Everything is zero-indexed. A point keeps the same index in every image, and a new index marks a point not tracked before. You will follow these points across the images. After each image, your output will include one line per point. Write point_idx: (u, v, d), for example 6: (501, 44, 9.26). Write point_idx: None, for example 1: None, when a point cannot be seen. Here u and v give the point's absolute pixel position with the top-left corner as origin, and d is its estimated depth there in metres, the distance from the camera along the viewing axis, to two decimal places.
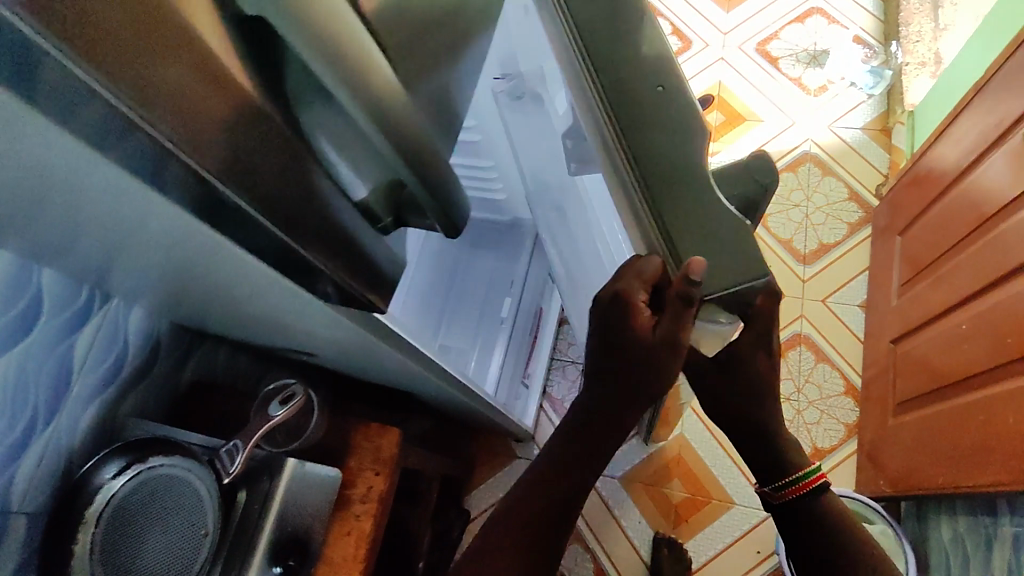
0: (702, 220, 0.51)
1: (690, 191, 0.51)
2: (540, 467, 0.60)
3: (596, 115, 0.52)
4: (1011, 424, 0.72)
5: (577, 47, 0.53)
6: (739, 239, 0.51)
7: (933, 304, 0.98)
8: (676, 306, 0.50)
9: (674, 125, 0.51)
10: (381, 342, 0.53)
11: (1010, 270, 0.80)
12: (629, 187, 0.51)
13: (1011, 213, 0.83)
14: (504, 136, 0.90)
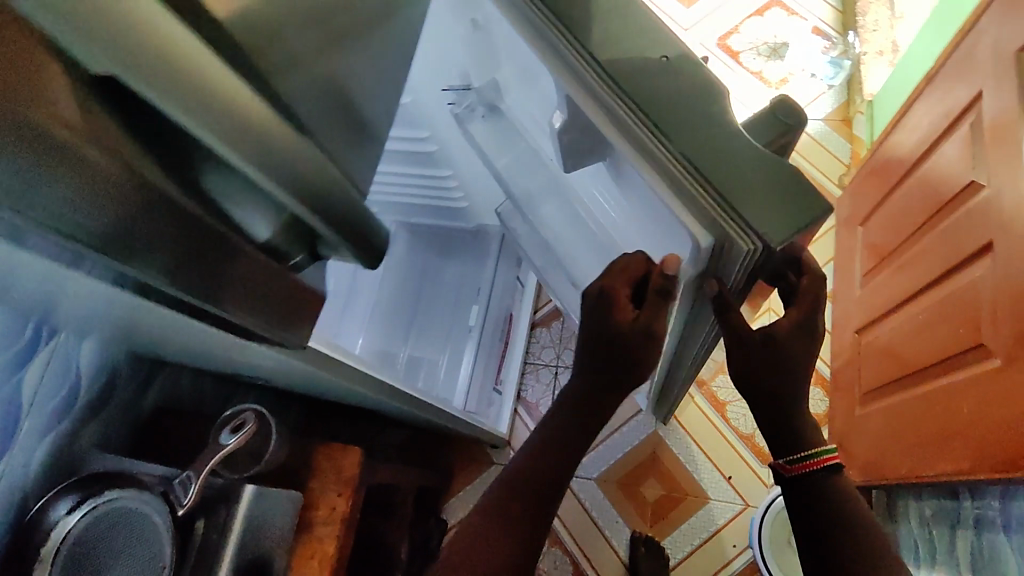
0: (754, 181, 0.48)
1: (725, 151, 0.49)
2: (519, 461, 0.64)
3: (613, 111, 0.51)
4: (965, 415, 0.71)
5: (571, 51, 0.53)
6: (791, 185, 0.47)
7: (890, 294, 0.98)
8: (654, 298, 0.55)
9: (691, 95, 0.51)
10: (324, 369, 0.52)
11: (962, 260, 0.78)
12: (666, 171, 0.48)
13: (963, 201, 0.81)
14: (459, 145, 0.89)
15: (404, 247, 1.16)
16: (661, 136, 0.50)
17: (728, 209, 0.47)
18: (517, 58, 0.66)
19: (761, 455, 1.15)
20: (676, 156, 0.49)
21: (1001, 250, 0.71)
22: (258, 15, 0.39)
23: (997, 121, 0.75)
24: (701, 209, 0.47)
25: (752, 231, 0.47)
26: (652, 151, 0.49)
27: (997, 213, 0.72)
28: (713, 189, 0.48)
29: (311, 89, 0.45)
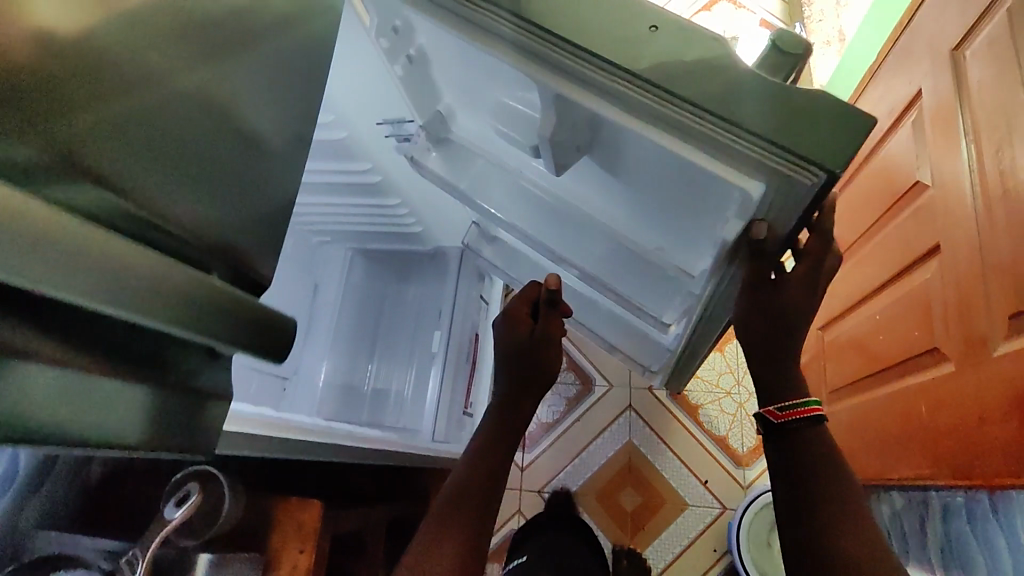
0: (790, 109, 0.45)
1: (748, 96, 0.45)
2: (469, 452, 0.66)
3: (616, 91, 0.48)
4: (925, 418, 0.71)
5: (546, 45, 0.49)
6: (823, 111, 0.44)
7: (847, 290, 0.97)
8: (546, 308, 0.71)
9: (682, 50, 0.46)
10: (255, 442, 0.50)
11: (915, 259, 0.77)
12: (696, 134, 0.47)
13: (908, 201, 0.81)
14: (403, 172, 0.86)
15: (361, 275, 1.16)
16: (675, 99, 0.46)
17: (773, 151, 0.45)
18: (465, 79, 0.65)
19: (736, 456, 1.15)
20: (701, 116, 0.46)
21: (948, 252, 0.70)
22: (118, 108, 0.37)
23: (937, 120, 0.75)
24: (745, 157, 0.46)
25: (808, 163, 0.44)
26: (673, 119, 0.47)
27: (941, 215, 0.72)
28: (750, 135, 0.45)
29: (200, 164, 0.43)
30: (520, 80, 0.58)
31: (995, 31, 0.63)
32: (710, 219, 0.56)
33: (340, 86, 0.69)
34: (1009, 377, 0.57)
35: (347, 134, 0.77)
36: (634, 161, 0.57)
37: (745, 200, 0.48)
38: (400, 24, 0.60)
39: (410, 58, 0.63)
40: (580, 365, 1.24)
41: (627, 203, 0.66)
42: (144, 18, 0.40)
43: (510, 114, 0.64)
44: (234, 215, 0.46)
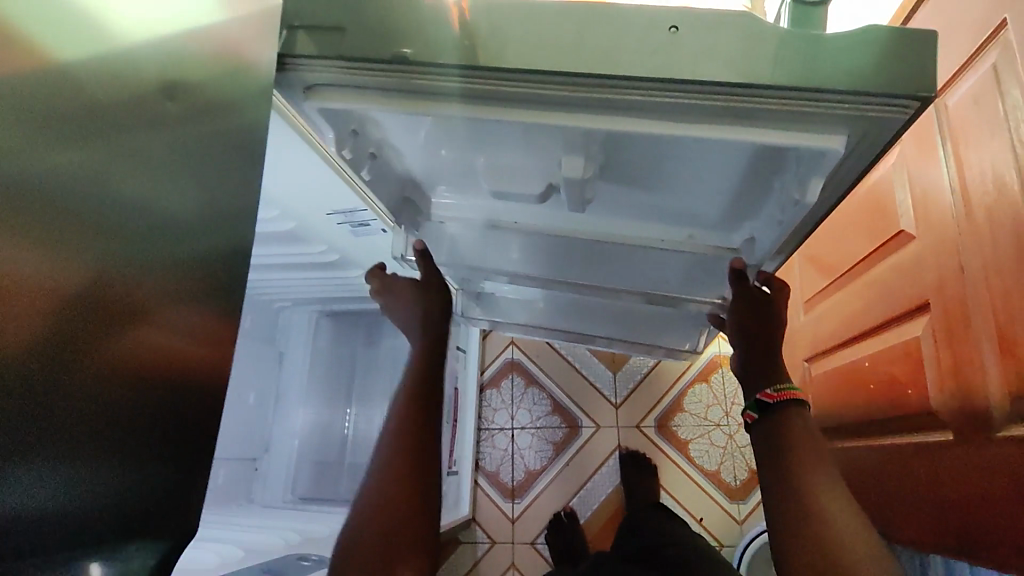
0: (844, 67, 0.45)
1: (809, 58, 0.45)
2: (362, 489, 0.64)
3: (665, 103, 0.47)
4: (928, 482, 0.68)
5: (566, 89, 0.47)
6: (877, 52, 0.45)
7: (832, 327, 0.93)
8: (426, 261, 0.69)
9: (711, 46, 0.45)
10: None
11: (907, 310, 0.73)
12: (770, 115, 0.47)
13: (894, 249, 0.77)
14: (359, 249, 0.79)
15: (326, 334, 1.10)
16: (737, 92, 0.45)
17: (855, 102, 0.45)
18: (435, 154, 0.60)
19: (729, 490, 1.14)
20: (769, 93, 0.45)
21: (943, 303, 0.66)
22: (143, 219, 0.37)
23: (921, 150, 0.72)
24: (825, 118, 0.47)
25: (890, 98, 0.45)
26: (745, 108, 0.46)
27: (932, 258, 0.68)
28: (819, 96, 0.45)
29: (221, 273, 0.43)
30: (519, 141, 0.56)
31: (977, 88, 0.60)
32: (777, 195, 0.58)
33: (284, 182, 0.62)
34: (1014, 466, 0.54)
35: (295, 223, 0.71)
36: (679, 168, 0.57)
37: (823, 158, 0.49)
38: (358, 124, 0.53)
39: (372, 156, 0.57)
40: (565, 407, 1.22)
41: (655, 212, 0.66)
42: (122, 137, 0.37)
43: (506, 169, 0.59)
44: (203, 402, 0.41)
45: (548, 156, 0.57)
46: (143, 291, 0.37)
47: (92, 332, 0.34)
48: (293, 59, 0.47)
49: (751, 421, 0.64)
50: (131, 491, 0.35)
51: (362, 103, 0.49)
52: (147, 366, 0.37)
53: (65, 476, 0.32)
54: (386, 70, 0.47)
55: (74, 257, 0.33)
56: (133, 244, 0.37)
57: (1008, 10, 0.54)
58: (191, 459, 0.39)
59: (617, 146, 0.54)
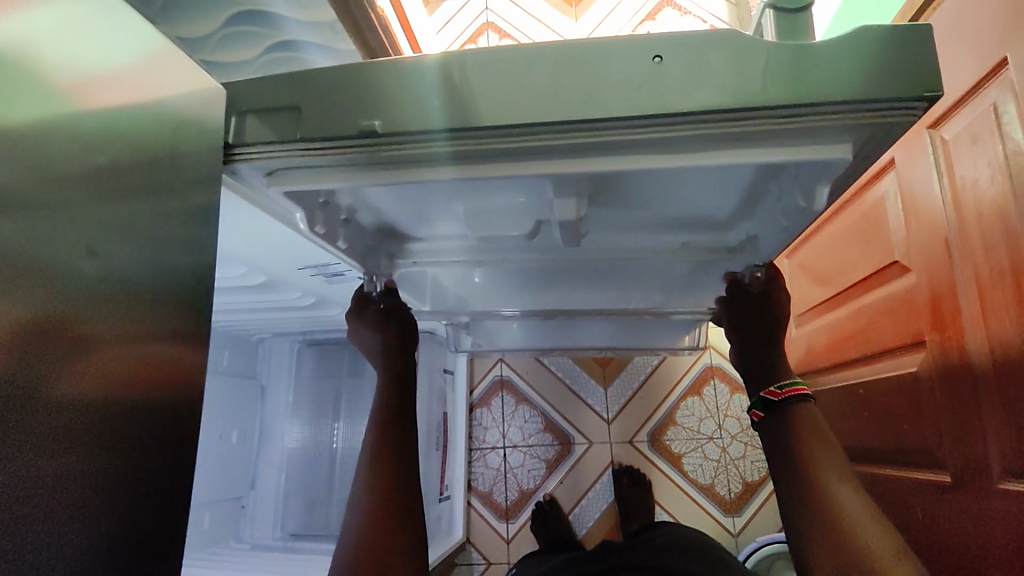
0: (845, 80, 0.38)
1: (811, 74, 0.38)
2: (357, 529, 0.62)
3: (653, 138, 0.41)
4: (927, 519, 0.68)
5: (545, 137, 0.41)
6: (884, 58, 0.38)
7: (825, 345, 0.92)
8: (387, 296, 0.69)
9: (695, 72, 0.39)
10: None
11: (911, 342, 0.70)
12: (773, 134, 0.41)
13: (895, 275, 0.74)
14: (338, 291, 0.75)
15: (309, 361, 1.07)
16: (725, 112, 0.39)
17: (860, 107, 0.39)
18: (408, 205, 0.53)
19: (724, 503, 1.14)
20: (764, 113, 0.39)
21: (953, 329, 0.62)
22: (57, 254, 0.32)
23: (920, 155, 0.67)
24: (830, 128, 0.40)
25: (896, 101, 0.38)
26: (742, 132, 0.40)
27: (939, 280, 0.65)
28: (824, 108, 0.39)
29: (154, 323, 0.38)
30: (493, 188, 0.48)
31: (977, 123, 0.57)
32: (776, 197, 0.50)
33: (248, 244, 0.58)
34: (1014, 522, 0.53)
35: (266, 276, 0.68)
36: (674, 190, 0.50)
37: (829, 168, 0.43)
38: (327, 196, 0.49)
39: (346, 223, 0.54)
40: (557, 425, 1.20)
41: (655, 226, 0.58)
42: (50, 216, 0.32)
43: (488, 213, 0.52)
44: (157, 471, 0.36)
45: (534, 194, 0.49)
46: (96, 327, 0.34)
47: (44, 385, 0.30)
48: (242, 148, 0.44)
49: (759, 418, 0.63)
50: (122, 531, 0.34)
51: (324, 181, 0.45)
52: (106, 416, 0.33)
53: (49, 541, 0.30)
54: (350, 145, 0.43)
55: (13, 304, 0.29)
56: (79, 286, 0.33)
57: (1009, 48, 0.51)
58: (181, 480, 0.38)
59: (609, 178, 0.47)
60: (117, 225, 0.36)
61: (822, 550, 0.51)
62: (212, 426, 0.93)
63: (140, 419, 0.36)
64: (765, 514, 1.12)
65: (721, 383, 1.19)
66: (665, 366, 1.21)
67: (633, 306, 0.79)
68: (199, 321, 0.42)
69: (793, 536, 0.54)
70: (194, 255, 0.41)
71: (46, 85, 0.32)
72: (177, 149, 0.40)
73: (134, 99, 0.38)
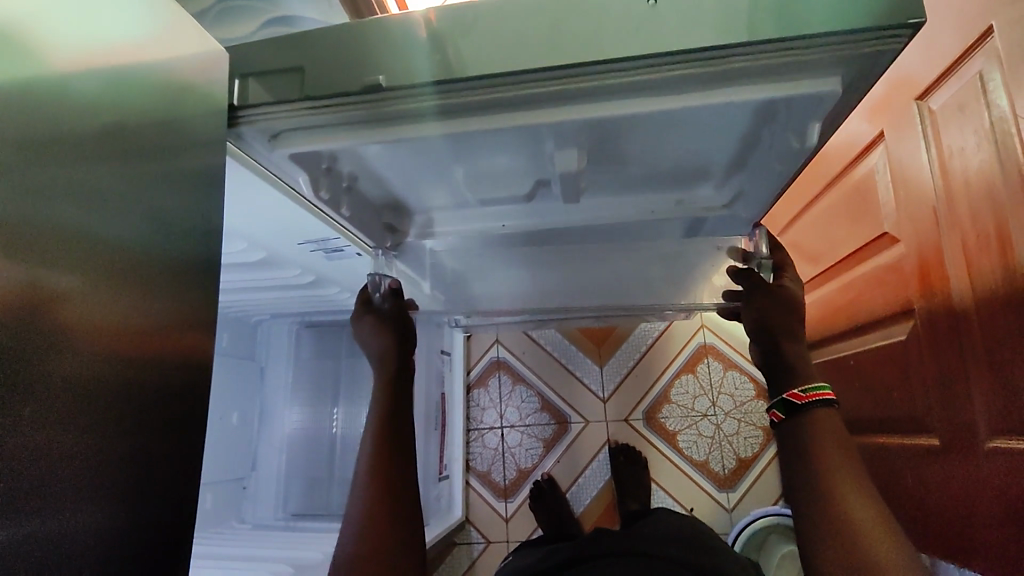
0: (834, 14, 0.39)
1: (800, 12, 0.39)
2: (364, 505, 0.64)
3: (650, 81, 0.42)
4: (915, 482, 0.70)
5: (545, 85, 0.43)
6: None
7: (821, 319, 0.93)
8: (392, 296, 0.74)
9: (686, 17, 0.40)
10: None
11: (901, 310, 0.72)
12: (763, 72, 0.43)
13: (885, 247, 0.75)
14: (337, 269, 0.76)
15: (308, 344, 1.08)
16: (715, 54, 0.40)
17: (851, 38, 0.39)
18: (408, 172, 0.55)
19: (718, 479, 1.15)
20: (754, 51, 0.40)
21: (942, 293, 0.64)
22: (56, 207, 0.33)
23: (907, 132, 0.69)
24: (818, 61, 0.42)
25: (883, 30, 0.39)
26: (737, 69, 0.42)
27: (929, 245, 0.66)
28: (812, 42, 0.40)
29: (164, 278, 0.39)
30: (499, 148, 0.51)
31: (963, 94, 0.58)
32: (767, 143, 0.53)
33: (248, 219, 0.59)
34: (998, 481, 0.55)
35: (265, 252, 0.68)
36: (671, 141, 0.53)
37: (820, 103, 0.45)
38: (330, 162, 0.51)
39: (348, 190, 0.56)
40: (554, 404, 1.22)
41: (652, 181, 0.61)
42: (51, 179, 0.32)
43: (491, 173, 0.55)
44: (167, 435, 0.37)
45: (532, 149, 0.51)
46: (100, 301, 0.34)
47: (43, 352, 0.31)
48: (246, 110, 0.45)
49: (777, 419, 0.63)
50: (136, 501, 0.35)
51: (330, 140, 0.47)
52: (112, 375, 0.34)
53: (59, 525, 0.30)
54: (353, 101, 0.44)
55: (13, 271, 0.30)
56: (82, 248, 0.34)
57: (995, 17, 0.52)
58: (189, 471, 0.39)
59: (608, 129, 0.49)
60: (131, 183, 0.37)
61: (823, 538, 0.52)
62: (212, 408, 0.94)
63: (149, 407, 0.37)
64: (759, 487, 1.14)
65: (714, 360, 1.21)
66: (660, 345, 1.23)
67: (630, 273, 0.82)
68: (210, 271, 0.43)
69: (799, 513, 0.56)
70: (201, 209, 0.42)
71: (65, 28, 0.34)
72: (179, 100, 0.41)
73: (134, 49, 0.38)
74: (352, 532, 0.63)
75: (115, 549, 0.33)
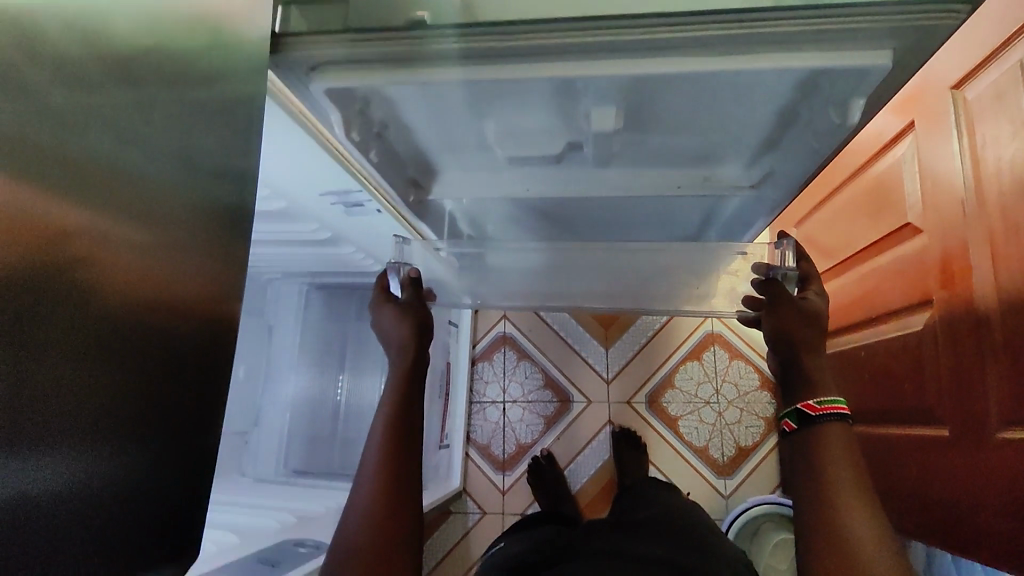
0: None
1: None
2: (372, 471, 0.64)
3: (696, 39, 0.42)
4: (921, 472, 0.70)
5: (589, 36, 0.43)
6: None
7: (835, 310, 0.93)
8: (410, 286, 0.74)
9: None
10: None
11: (919, 301, 0.71)
12: (811, 37, 0.42)
13: (906, 237, 0.75)
14: (354, 228, 0.76)
15: (317, 306, 1.08)
16: (762, 17, 0.41)
17: (902, 8, 0.40)
18: (443, 121, 0.55)
19: (717, 466, 1.16)
20: (805, 14, 0.40)
21: (962, 283, 0.64)
22: None
23: (933, 122, 0.69)
24: (866, 32, 0.42)
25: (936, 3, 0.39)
26: (781, 34, 0.42)
27: (951, 235, 0.66)
28: (863, 10, 0.40)
29: (180, 211, 0.40)
30: (535, 100, 0.51)
31: (1000, 82, 0.58)
32: (804, 120, 0.53)
33: (274, 165, 0.58)
34: (1007, 469, 0.56)
35: (286, 201, 0.68)
36: (707, 109, 0.53)
37: (864, 77, 0.45)
38: (363, 103, 0.51)
39: (378, 136, 0.56)
40: (557, 382, 1.22)
41: (683, 151, 0.61)
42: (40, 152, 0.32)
43: (527, 127, 0.56)
44: (173, 372, 0.39)
45: (569, 103, 0.51)
46: (102, 293, 0.35)
47: (55, 270, 0.32)
48: (287, 41, 0.44)
49: (790, 429, 0.61)
50: (142, 433, 0.36)
51: (367, 79, 0.46)
52: (121, 308, 0.36)
53: (70, 525, 0.32)
54: (397, 39, 0.44)
55: (27, 193, 0.31)
56: (104, 177, 0.35)
57: None
58: (199, 454, 0.41)
59: (645, 88, 0.49)
60: (145, 124, 0.37)
61: (822, 548, 0.53)
62: None
63: (153, 402, 0.37)
64: (759, 475, 1.14)
65: (721, 348, 1.21)
66: (667, 330, 1.23)
67: (649, 267, 0.81)
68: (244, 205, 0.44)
69: (801, 495, 0.57)
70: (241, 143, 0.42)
71: None
72: (228, 29, 0.41)
73: None
74: (366, 482, 0.64)
75: (124, 479, 0.35)
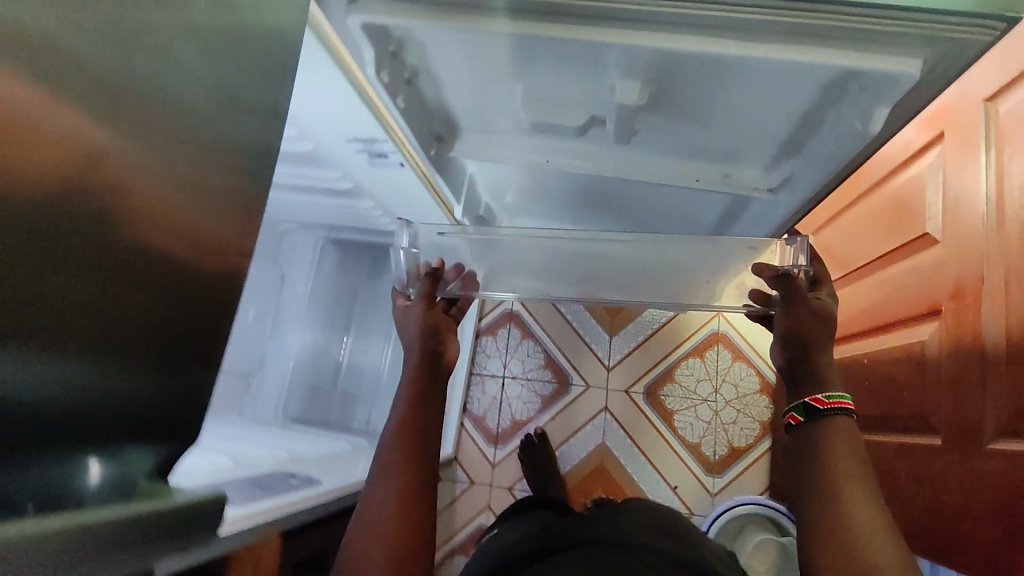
0: None
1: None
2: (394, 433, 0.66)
3: (731, 19, 0.43)
4: (913, 477, 0.70)
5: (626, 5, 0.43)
6: None
7: (843, 317, 0.93)
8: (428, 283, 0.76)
9: None
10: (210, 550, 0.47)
11: (928, 310, 0.71)
12: (848, 34, 0.42)
13: (921, 246, 0.75)
14: (374, 183, 0.77)
15: (330, 261, 1.10)
16: (802, 7, 0.41)
17: (940, 19, 0.40)
18: (474, 78, 0.56)
19: (707, 463, 1.16)
20: (845, 12, 0.41)
21: (969, 288, 0.64)
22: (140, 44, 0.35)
23: (957, 130, 0.69)
24: (902, 37, 0.42)
25: (973, 17, 0.40)
26: (817, 26, 0.42)
27: (967, 248, 0.66)
28: (902, 13, 0.40)
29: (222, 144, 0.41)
30: (566, 67, 0.52)
31: None
32: (830, 125, 0.54)
33: (304, 103, 0.59)
34: (999, 479, 0.56)
35: (312, 144, 0.69)
36: (735, 99, 0.53)
37: (893, 84, 0.46)
38: (397, 46, 0.53)
39: (408, 84, 0.58)
40: (558, 365, 1.23)
41: (708, 141, 0.62)
42: (72, 78, 0.32)
43: (556, 94, 0.57)
44: (196, 293, 0.41)
45: (599, 75, 0.52)
46: (141, 214, 0.36)
47: (99, 183, 0.34)
48: None
49: (796, 423, 0.61)
50: (161, 343, 0.38)
51: (402, 17, 0.47)
52: (157, 226, 0.37)
53: (78, 432, 0.34)
54: None
55: (82, 108, 0.32)
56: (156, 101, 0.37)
57: None
58: (213, 374, 0.43)
59: (676, 67, 0.50)
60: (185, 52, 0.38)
61: (815, 532, 0.54)
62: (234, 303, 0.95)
63: (176, 321, 0.39)
64: (749, 475, 1.15)
65: (724, 349, 1.21)
66: (672, 325, 1.23)
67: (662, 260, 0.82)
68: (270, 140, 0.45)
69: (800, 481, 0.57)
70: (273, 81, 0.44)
71: None
72: None
73: None
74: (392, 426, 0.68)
75: (140, 382, 0.37)
